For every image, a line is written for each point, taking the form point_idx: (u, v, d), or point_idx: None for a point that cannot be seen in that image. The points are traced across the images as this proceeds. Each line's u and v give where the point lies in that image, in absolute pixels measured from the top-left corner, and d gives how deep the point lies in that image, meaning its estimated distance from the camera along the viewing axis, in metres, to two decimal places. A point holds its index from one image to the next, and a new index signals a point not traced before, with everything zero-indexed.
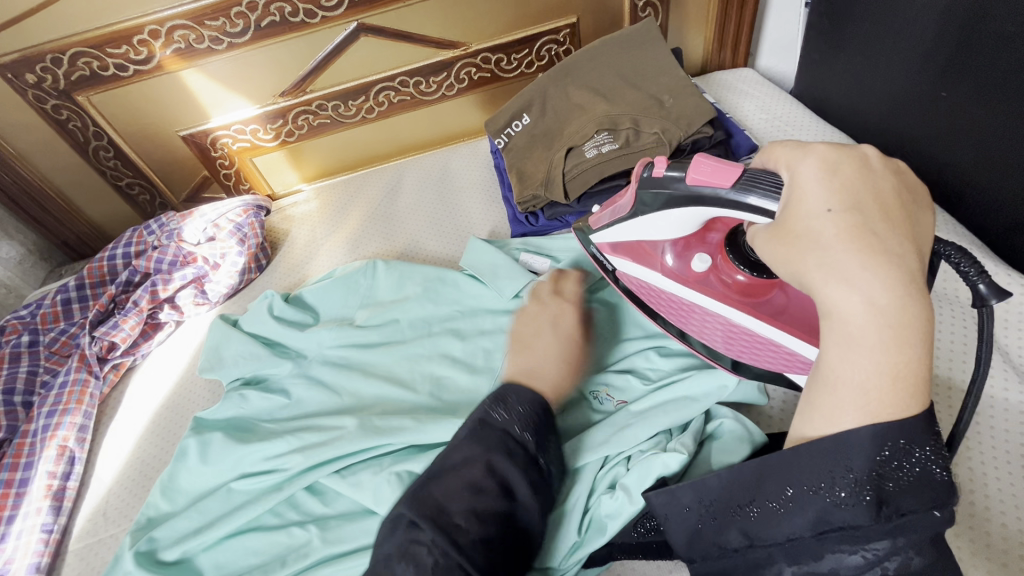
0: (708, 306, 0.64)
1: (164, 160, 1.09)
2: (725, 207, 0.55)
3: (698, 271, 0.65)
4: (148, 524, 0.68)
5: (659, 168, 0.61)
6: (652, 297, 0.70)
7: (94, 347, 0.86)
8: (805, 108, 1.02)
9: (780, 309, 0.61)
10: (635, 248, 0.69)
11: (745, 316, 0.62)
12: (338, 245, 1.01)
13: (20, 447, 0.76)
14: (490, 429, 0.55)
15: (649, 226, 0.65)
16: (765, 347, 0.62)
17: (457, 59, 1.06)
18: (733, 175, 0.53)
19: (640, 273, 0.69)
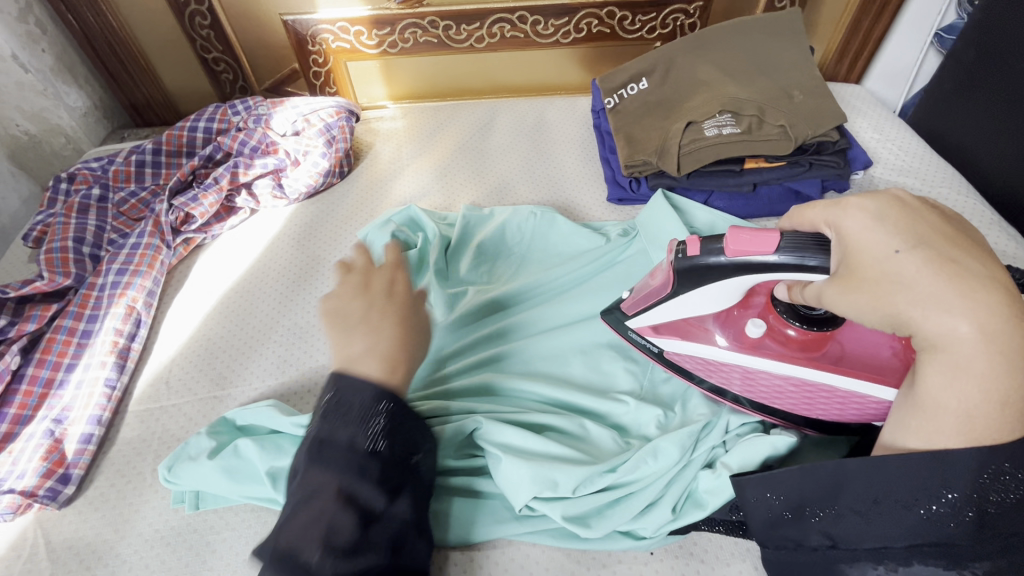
0: (776, 372, 0.59)
1: (260, 43, 1.05)
2: (776, 274, 0.51)
3: (752, 338, 0.60)
4: (228, 430, 0.64)
5: (694, 250, 0.54)
6: (716, 373, 0.62)
7: (170, 216, 0.83)
8: (919, 139, 1.00)
9: (840, 357, 0.58)
10: (679, 325, 0.63)
11: (813, 375, 0.57)
12: (424, 168, 0.99)
13: (86, 298, 0.74)
14: (352, 421, 0.49)
15: (693, 299, 0.58)
16: (835, 400, 0.58)
17: (582, 7, 1.02)
18: (773, 241, 0.49)
19: (693, 350, 0.62)
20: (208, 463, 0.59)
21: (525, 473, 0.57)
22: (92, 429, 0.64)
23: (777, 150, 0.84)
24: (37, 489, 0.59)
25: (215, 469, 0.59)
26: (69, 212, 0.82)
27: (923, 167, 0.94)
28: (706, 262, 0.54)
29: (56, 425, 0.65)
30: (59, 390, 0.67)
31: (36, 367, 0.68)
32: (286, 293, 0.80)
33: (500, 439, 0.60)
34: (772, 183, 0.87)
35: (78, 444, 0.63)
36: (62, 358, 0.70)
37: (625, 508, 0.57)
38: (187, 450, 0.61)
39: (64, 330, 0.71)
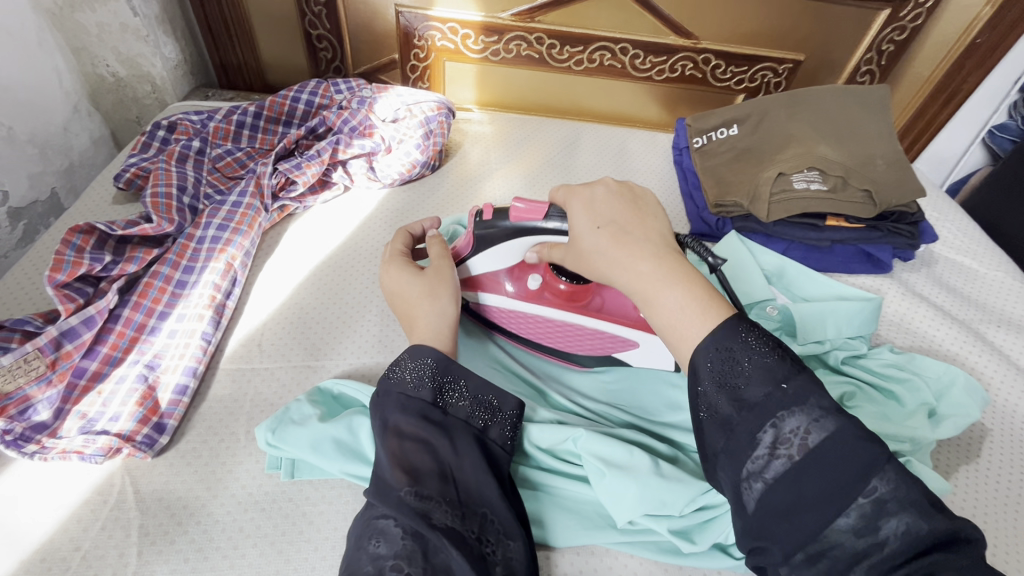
0: (545, 312, 0.73)
1: (367, 30, 1.07)
2: (541, 236, 0.65)
3: (533, 289, 0.74)
4: (327, 400, 0.65)
5: (488, 215, 0.67)
6: (523, 322, 0.74)
7: (273, 180, 0.83)
8: (974, 222, 1.06)
9: (598, 307, 0.74)
10: (485, 281, 0.73)
11: (571, 316, 0.73)
12: (513, 175, 1.01)
13: (184, 249, 0.72)
14: (387, 397, 0.56)
15: (491, 258, 0.71)
16: (579, 333, 0.73)
17: (682, 49, 1.07)
18: (543, 208, 0.63)
19: (491, 300, 0.74)
20: (321, 428, 0.59)
21: (632, 489, 0.57)
22: (187, 381, 0.63)
23: (859, 213, 0.90)
24: (135, 434, 0.58)
25: (327, 435, 0.59)
26: (169, 159, 0.81)
27: (978, 249, 1.00)
28: (495, 225, 0.67)
29: (149, 371, 0.63)
30: (150, 336, 0.65)
31: (132, 310, 0.66)
32: (378, 275, 0.80)
33: (604, 455, 0.60)
34: (850, 242, 0.92)
35: (174, 394, 0.61)
36: (156, 305, 0.68)
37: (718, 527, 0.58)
38: (288, 415, 0.61)
39: (161, 277, 0.69)
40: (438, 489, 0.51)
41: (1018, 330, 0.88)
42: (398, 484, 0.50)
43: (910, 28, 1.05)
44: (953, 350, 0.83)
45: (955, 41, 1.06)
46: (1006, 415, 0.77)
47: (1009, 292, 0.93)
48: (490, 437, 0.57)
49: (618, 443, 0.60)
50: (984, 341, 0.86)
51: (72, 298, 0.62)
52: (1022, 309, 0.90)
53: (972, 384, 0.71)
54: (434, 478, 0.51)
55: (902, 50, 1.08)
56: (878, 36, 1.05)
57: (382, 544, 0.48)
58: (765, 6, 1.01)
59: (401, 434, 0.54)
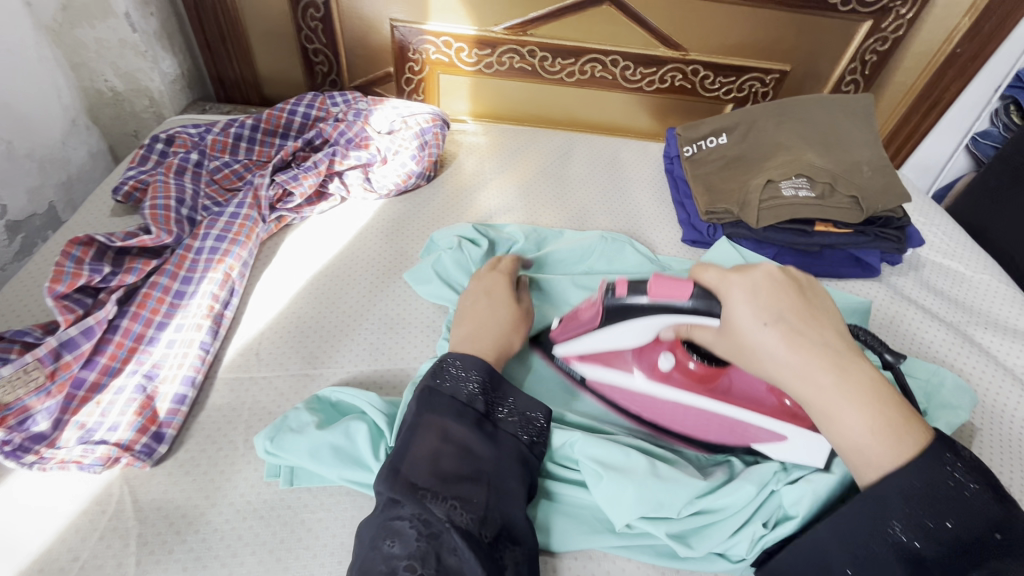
0: (674, 398, 0.67)
1: (362, 44, 1.09)
2: (681, 317, 0.59)
3: (663, 369, 0.67)
4: (326, 408, 0.65)
5: (618, 291, 0.61)
6: (648, 409, 0.68)
7: (270, 192, 0.84)
8: (960, 227, 1.09)
9: (728, 389, 0.66)
10: (603, 355, 0.69)
11: (702, 401, 0.66)
12: (507, 185, 1.02)
13: (183, 259, 0.73)
14: (438, 400, 0.57)
15: (618, 332, 0.65)
16: (709, 420, 0.66)
17: (671, 61, 1.10)
18: (688, 289, 0.57)
19: (612, 378, 0.69)
20: (319, 435, 0.60)
21: (629, 494, 0.58)
22: (186, 390, 0.63)
23: (847, 218, 0.91)
24: (133, 443, 0.58)
25: (325, 442, 0.60)
26: (167, 172, 0.82)
27: (965, 253, 1.02)
28: (628, 303, 0.61)
29: (148, 381, 0.63)
30: (149, 346, 0.66)
31: (130, 320, 0.66)
32: (375, 284, 0.81)
33: (602, 458, 0.61)
34: (839, 247, 0.94)
35: (172, 404, 0.62)
36: (154, 315, 0.68)
37: (714, 530, 0.59)
38: (286, 424, 0.61)
39: (159, 287, 0.70)
40: (462, 495, 0.51)
41: (1005, 332, 0.90)
42: (425, 484, 0.51)
43: (892, 39, 1.08)
44: (942, 352, 0.85)
45: (935, 51, 1.09)
46: (995, 414, 0.78)
47: (996, 295, 0.95)
48: (534, 455, 0.59)
49: (615, 446, 0.61)
50: (971, 342, 0.87)
51: (71, 309, 0.63)
52: (1008, 311, 0.92)
53: (960, 385, 0.73)
54: (463, 483, 0.52)
55: (884, 60, 1.11)
56: (861, 47, 1.08)
57: (396, 543, 0.48)
58: (750, 18, 1.04)
59: (446, 437, 0.55)
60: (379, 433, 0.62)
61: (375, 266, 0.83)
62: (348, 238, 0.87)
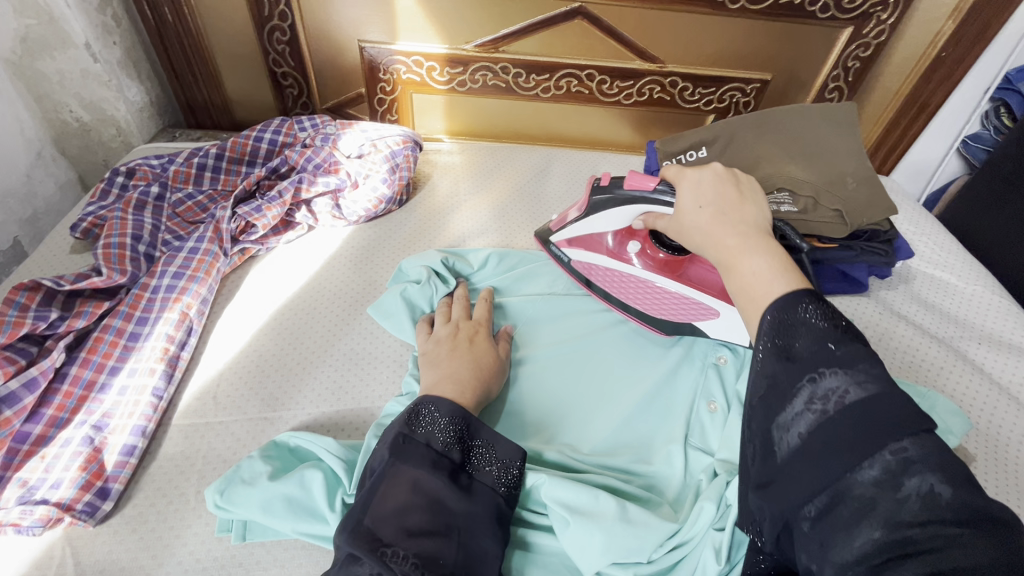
0: (636, 274, 0.78)
1: (332, 66, 1.07)
2: (643, 205, 0.69)
3: (631, 252, 0.78)
4: (282, 454, 0.62)
5: (602, 180, 0.74)
6: (614, 283, 0.79)
7: (232, 224, 0.82)
8: (950, 235, 1.05)
9: (686, 275, 0.76)
10: (587, 239, 0.80)
11: (659, 279, 0.76)
12: (482, 207, 0.99)
13: (138, 299, 0.71)
14: (410, 447, 0.54)
15: (598, 220, 0.76)
16: (665, 296, 0.76)
17: (648, 73, 1.07)
18: (652, 181, 0.67)
19: (589, 258, 0.80)
20: (272, 486, 0.57)
21: (596, 541, 0.55)
22: (135, 441, 0.61)
23: (832, 233, 0.88)
24: (75, 502, 0.55)
25: (278, 495, 0.57)
26: (126, 207, 0.80)
27: (956, 262, 0.98)
28: (610, 193, 0.72)
29: (96, 432, 0.60)
30: (100, 394, 0.63)
31: (80, 367, 0.64)
32: (342, 318, 0.78)
33: (569, 501, 0.57)
34: (823, 262, 0.90)
35: (120, 456, 0.59)
36: (106, 360, 0.66)
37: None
38: (238, 474, 0.58)
39: (112, 330, 0.68)
40: (429, 551, 0.48)
41: (1000, 347, 0.86)
42: (391, 540, 0.47)
43: (874, 44, 1.05)
44: (932, 369, 0.82)
45: (920, 55, 1.06)
46: (991, 437, 0.74)
47: (989, 307, 0.91)
48: (507, 509, 0.55)
49: (582, 489, 0.58)
50: (964, 359, 0.84)
51: (13, 360, 0.61)
52: (1002, 324, 0.89)
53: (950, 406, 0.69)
54: (431, 538, 0.49)
55: (868, 66, 1.08)
56: (843, 53, 1.05)
57: None
58: (727, 28, 1.01)
59: (416, 488, 0.52)
60: (336, 481, 0.59)
61: (344, 299, 0.81)
62: (315, 270, 0.84)
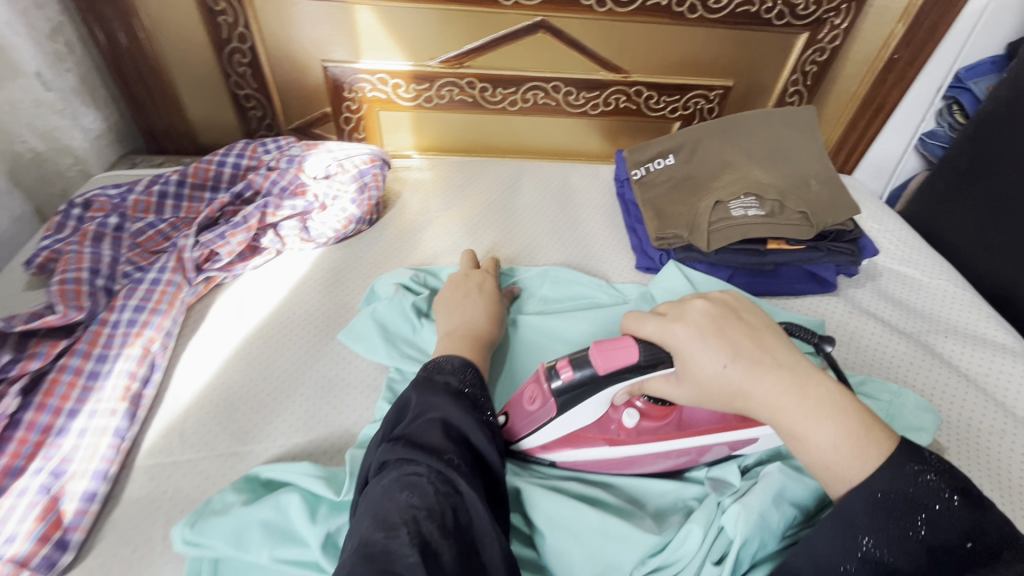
0: (650, 452, 0.62)
1: (295, 86, 1.05)
2: (629, 381, 0.55)
3: (629, 427, 0.61)
4: (258, 486, 0.61)
5: (565, 374, 0.56)
6: (634, 463, 0.63)
7: (195, 253, 0.80)
8: (913, 231, 1.08)
9: (688, 421, 0.62)
10: (569, 436, 0.62)
11: (679, 444, 0.61)
12: (453, 223, 0.99)
13: (97, 336, 0.68)
14: (430, 387, 0.54)
15: (576, 412, 0.59)
16: (693, 454, 0.62)
17: (613, 84, 1.08)
18: (632, 350, 0.54)
19: (580, 457, 0.63)
20: (245, 512, 0.56)
21: (579, 552, 0.56)
22: (96, 486, 0.58)
23: (798, 235, 0.89)
24: (31, 557, 0.53)
25: (253, 521, 0.56)
26: (83, 240, 0.77)
27: (920, 257, 1.01)
28: (579, 380, 0.56)
29: (54, 479, 0.58)
30: (58, 438, 0.61)
31: (35, 412, 0.61)
32: (313, 344, 0.76)
33: (551, 514, 0.59)
34: (793, 264, 0.92)
35: (80, 503, 0.57)
36: (64, 403, 0.63)
37: None
38: (211, 507, 0.57)
39: (69, 370, 0.65)
40: (470, 464, 0.48)
41: (965, 339, 0.88)
42: (442, 447, 0.47)
43: (830, 49, 1.08)
44: (903, 367, 0.83)
45: (874, 57, 1.09)
46: (963, 432, 0.75)
47: (954, 300, 0.93)
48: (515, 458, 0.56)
49: (565, 502, 0.59)
50: (931, 352, 0.86)
51: None
52: (967, 316, 0.91)
53: (919, 405, 0.71)
54: (473, 456, 0.49)
55: (825, 70, 1.11)
56: (800, 58, 1.08)
57: (413, 497, 0.43)
58: (688, 37, 1.03)
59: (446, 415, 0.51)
60: (314, 498, 0.58)
61: (315, 323, 0.79)
62: (285, 296, 0.82)
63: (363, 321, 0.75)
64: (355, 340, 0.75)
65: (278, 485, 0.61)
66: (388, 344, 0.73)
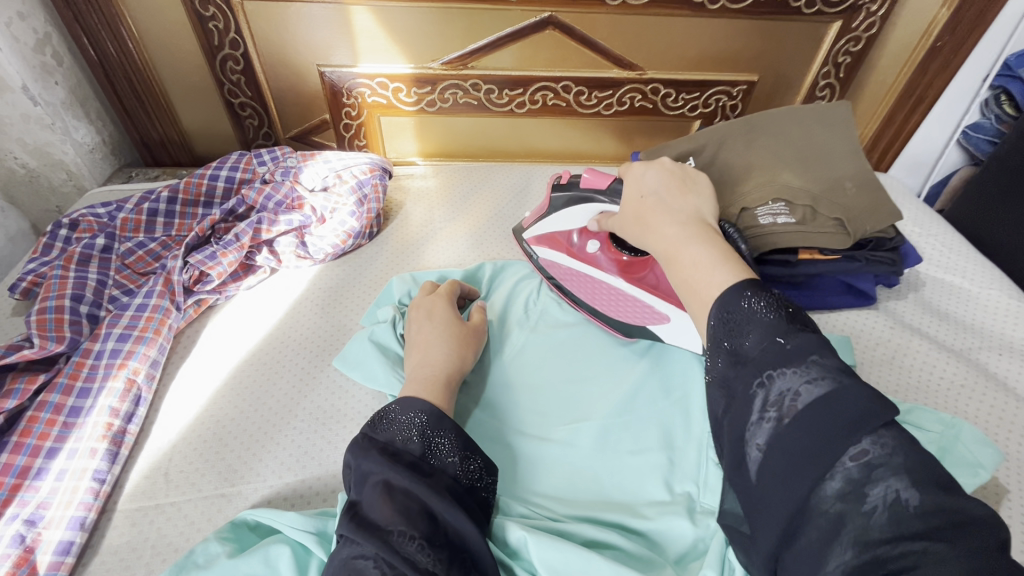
0: (595, 275, 0.77)
1: (292, 93, 1.01)
2: (599, 203, 0.73)
3: (592, 253, 0.79)
4: (248, 532, 0.56)
5: (563, 180, 0.77)
6: (583, 284, 0.78)
7: (184, 275, 0.75)
8: (957, 233, 0.99)
9: (649, 283, 0.75)
10: (554, 239, 0.81)
11: (617, 279, 0.76)
12: (459, 234, 0.93)
13: (79, 368, 0.64)
14: (371, 446, 0.53)
15: (562, 215, 0.79)
16: (621, 296, 0.75)
17: (627, 82, 1.01)
18: (604, 177, 0.72)
19: (552, 256, 0.81)
20: (230, 566, 0.51)
21: None
22: (73, 536, 0.54)
23: (834, 244, 0.81)
24: None
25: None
26: (68, 263, 0.74)
27: (966, 263, 0.92)
28: (568, 188, 0.76)
29: (29, 528, 0.54)
30: (35, 481, 0.57)
31: (11, 453, 0.57)
32: (309, 370, 0.72)
33: (557, 565, 0.52)
34: (827, 275, 0.84)
35: (55, 555, 0.53)
36: (42, 442, 0.59)
37: None
38: (197, 558, 0.53)
39: (49, 407, 0.61)
40: (422, 532, 0.47)
41: (1020, 355, 0.80)
42: (388, 522, 0.47)
43: (864, 38, 0.99)
44: (954, 390, 0.75)
45: (914, 46, 1.00)
46: None
47: (1004, 310, 0.85)
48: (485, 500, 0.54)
49: (571, 551, 0.52)
50: (982, 371, 0.78)
51: None
52: (1021, 330, 0.83)
53: (978, 436, 0.62)
54: (426, 518, 0.48)
55: (859, 61, 1.03)
56: (832, 49, 0.99)
57: None
58: (709, 30, 0.95)
59: (389, 482, 0.50)
60: (305, 553, 0.53)
61: (310, 348, 0.74)
62: (280, 317, 0.78)
63: (357, 342, 0.71)
64: (351, 363, 0.70)
65: (270, 530, 0.57)
66: (384, 366, 0.68)
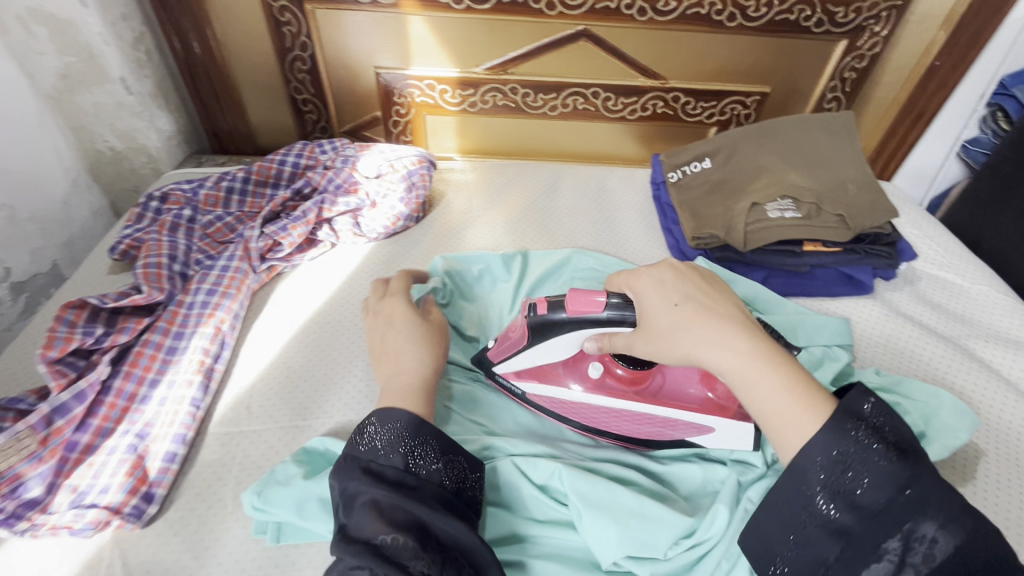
0: (607, 404, 0.70)
1: (349, 92, 1.12)
2: (594, 329, 0.62)
3: (594, 378, 0.71)
4: (314, 463, 0.64)
5: (540, 309, 0.64)
6: (606, 417, 0.70)
7: (260, 243, 0.86)
8: (953, 236, 1.08)
9: (657, 388, 0.71)
10: (536, 371, 0.71)
11: (634, 406, 0.69)
12: (495, 221, 1.03)
13: (175, 315, 0.75)
14: (353, 467, 0.55)
15: (547, 347, 0.67)
16: (651, 421, 0.69)
17: (651, 90, 1.11)
18: (600, 300, 0.61)
19: (548, 393, 0.71)
20: (307, 484, 0.59)
21: (612, 534, 0.58)
22: (176, 448, 0.64)
23: (835, 237, 0.91)
24: (124, 506, 0.59)
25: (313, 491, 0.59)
26: (161, 229, 0.85)
27: (959, 262, 1.01)
28: (551, 318, 0.64)
29: (139, 440, 0.64)
30: (141, 405, 0.67)
31: (123, 380, 0.68)
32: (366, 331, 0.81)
33: (586, 493, 0.61)
34: (829, 266, 0.93)
35: (163, 462, 0.63)
36: (147, 373, 0.69)
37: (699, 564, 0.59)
38: (272, 482, 0.60)
39: (152, 344, 0.71)
40: (414, 538, 0.50)
41: (1005, 345, 0.87)
42: (378, 535, 0.49)
43: (869, 56, 1.09)
44: (943, 373, 0.83)
45: (915, 64, 1.10)
46: (1002, 436, 0.75)
47: (993, 305, 0.93)
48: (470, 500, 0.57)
49: (598, 481, 0.61)
50: (971, 357, 0.85)
51: (64, 373, 0.66)
52: (1007, 322, 0.90)
53: (959, 405, 0.70)
54: (415, 526, 0.51)
55: (865, 76, 1.12)
56: (839, 65, 1.09)
57: None
58: (726, 45, 1.06)
59: (375, 499, 0.52)
60: None
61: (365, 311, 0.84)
62: (338, 285, 0.88)
63: None
64: None
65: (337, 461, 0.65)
66: None
